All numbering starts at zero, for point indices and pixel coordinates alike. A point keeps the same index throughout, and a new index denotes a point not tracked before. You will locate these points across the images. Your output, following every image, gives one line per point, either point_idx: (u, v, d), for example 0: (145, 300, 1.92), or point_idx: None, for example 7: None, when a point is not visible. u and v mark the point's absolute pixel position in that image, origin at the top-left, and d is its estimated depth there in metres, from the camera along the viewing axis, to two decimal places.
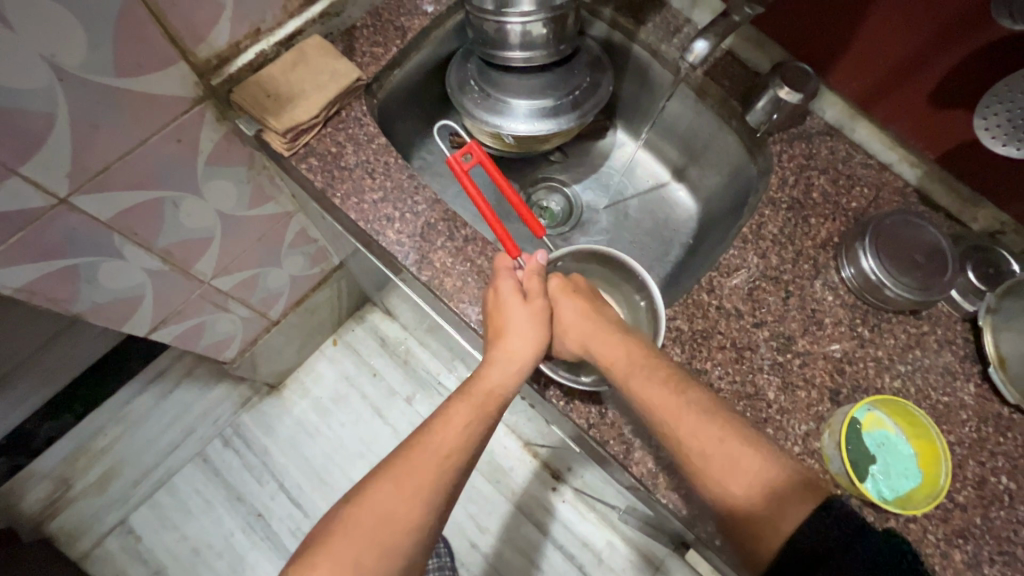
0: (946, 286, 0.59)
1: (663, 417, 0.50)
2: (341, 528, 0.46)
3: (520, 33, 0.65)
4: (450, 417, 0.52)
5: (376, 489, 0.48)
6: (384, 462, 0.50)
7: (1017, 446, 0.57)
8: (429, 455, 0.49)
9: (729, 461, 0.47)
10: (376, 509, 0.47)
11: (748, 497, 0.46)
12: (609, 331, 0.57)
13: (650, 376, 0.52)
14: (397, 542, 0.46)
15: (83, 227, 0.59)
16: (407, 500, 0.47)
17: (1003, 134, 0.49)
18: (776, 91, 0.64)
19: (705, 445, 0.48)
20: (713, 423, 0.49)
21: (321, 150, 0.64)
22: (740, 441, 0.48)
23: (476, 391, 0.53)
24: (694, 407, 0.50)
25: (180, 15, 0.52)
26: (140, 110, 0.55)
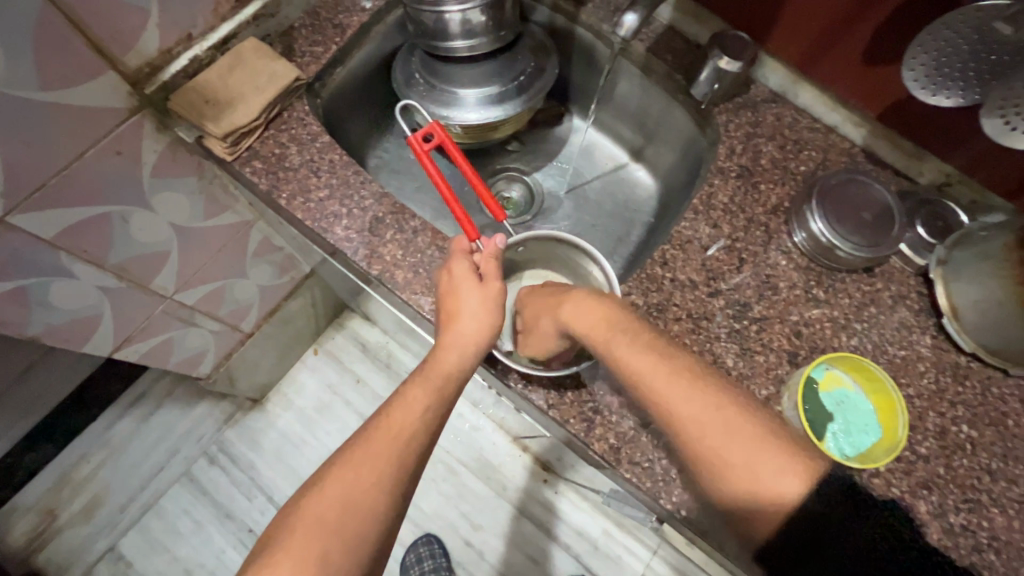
0: (894, 241, 0.59)
1: (660, 413, 0.49)
2: (304, 521, 0.45)
3: (460, 22, 0.64)
4: (407, 400, 0.51)
5: (337, 478, 0.47)
6: (344, 451, 0.49)
7: (975, 394, 0.57)
8: (389, 440, 0.49)
9: (727, 433, 0.47)
10: (339, 498, 0.46)
11: (744, 477, 0.46)
12: (611, 315, 0.54)
13: (652, 368, 0.50)
14: (362, 527, 0.46)
15: (28, 246, 0.58)
16: (371, 484, 0.47)
17: (929, 84, 0.50)
18: (716, 62, 0.64)
19: (702, 419, 0.48)
20: (721, 414, 0.48)
21: (265, 153, 0.63)
22: (747, 433, 0.47)
23: (435, 373, 0.53)
24: (703, 399, 0.49)
25: (104, 24, 0.51)
26: (72, 122, 0.54)
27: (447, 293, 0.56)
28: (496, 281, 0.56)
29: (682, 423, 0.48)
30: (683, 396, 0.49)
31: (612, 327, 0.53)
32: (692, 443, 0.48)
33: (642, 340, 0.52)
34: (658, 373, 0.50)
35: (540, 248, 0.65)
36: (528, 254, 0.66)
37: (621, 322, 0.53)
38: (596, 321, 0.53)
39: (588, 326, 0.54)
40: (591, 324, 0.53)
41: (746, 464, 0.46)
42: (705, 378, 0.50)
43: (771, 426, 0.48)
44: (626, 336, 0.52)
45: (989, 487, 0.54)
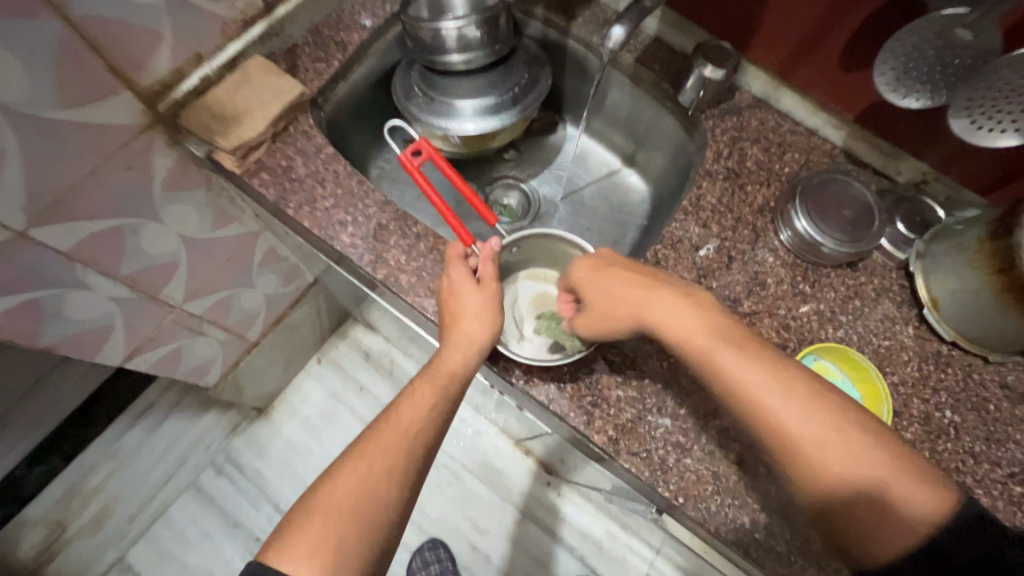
0: (875, 236, 0.62)
1: (778, 433, 0.46)
2: (319, 509, 0.47)
3: (456, 37, 0.68)
4: (415, 397, 0.54)
5: (350, 469, 0.49)
6: (356, 445, 0.51)
7: (957, 380, 0.60)
8: (398, 435, 0.51)
9: (855, 457, 0.44)
10: (352, 489, 0.48)
11: (875, 503, 0.44)
12: (711, 324, 0.51)
13: (762, 381, 0.47)
14: (374, 516, 0.48)
15: (45, 259, 0.60)
16: (383, 476, 0.49)
17: (900, 87, 0.52)
18: (700, 70, 0.67)
19: (827, 441, 0.45)
20: (844, 436, 0.45)
21: (272, 165, 0.66)
22: (875, 458, 0.45)
23: (440, 372, 0.55)
24: (820, 414, 0.46)
25: (118, 46, 0.54)
26: (89, 140, 0.56)
27: (447, 295, 0.58)
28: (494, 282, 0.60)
29: (801, 442, 0.45)
30: (798, 412, 0.46)
31: (713, 333, 0.50)
32: (812, 464, 0.45)
33: (749, 351, 0.49)
34: (768, 386, 0.47)
35: (537, 245, 0.67)
36: (525, 254, 0.68)
37: (722, 330, 0.51)
38: (695, 330, 0.51)
39: (692, 338, 0.51)
40: (689, 334, 0.51)
41: (875, 489, 0.44)
42: (821, 390, 0.47)
43: (898, 451, 0.45)
44: (733, 347, 0.49)
45: (974, 470, 0.56)
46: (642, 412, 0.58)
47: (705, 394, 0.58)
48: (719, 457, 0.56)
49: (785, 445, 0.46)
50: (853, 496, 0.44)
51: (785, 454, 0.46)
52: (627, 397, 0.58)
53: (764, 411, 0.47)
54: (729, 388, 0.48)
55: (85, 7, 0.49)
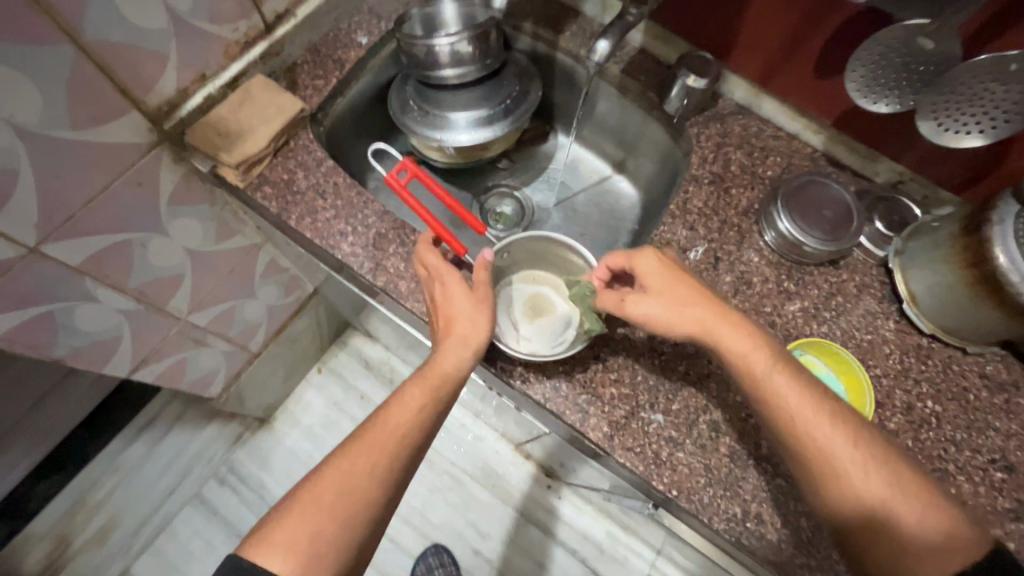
0: (854, 235, 0.64)
1: (821, 456, 0.49)
2: (301, 503, 0.49)
3: (449, 53, 0.71)
4: (404, 399, 0.56)
5: (335, 466, 0.51)
6: (345, 443, 0.53)
7: (937, 371, 0.62)
8: (386, 435, 0.53)
9: (893, 486, 0.47)
10: (335, 485, 0.50)
11: (910, 531, 0.46)
12: (765, 350, 0.53)
13: (806, 405, 0.51)
14: (354, 512, 0.50)
15: (56, 273, 0.62)
16: (366, 474, 0.51)
17: (869, 92, 0.56)
18: (683, 80, 0.70)
19: (867, 467, 0.48)
20: (883, 465, 0.48)
21: (274, 179, 0.68)
22: (913, 489, 0.47)
23: (433, 374, 0.57)
24: (860, 441, 0.49)
25: (127, 69, 0.56)
26: (99, 158, 0.59)
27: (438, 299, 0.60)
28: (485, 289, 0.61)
29: (837, 464, 0.48)
30: (838, 436, 0.49)
31: (767, 358, 0.53)
32: (844, 485, 0.48)
33: (799, 377, 0.52)
34: (810, 410, 0.50)
35: (527, 249, 0.69)
36: (517, 258, 0.71)
37: (775, 356, 0.53)
38: (751, 353, 0.53)
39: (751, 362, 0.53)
40: (743, 357, 0.53)
41: (913, 517, 0.46)
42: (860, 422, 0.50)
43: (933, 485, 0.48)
44: (783, 372, 0.52)
45: (956, 457, 0.59)
46: (636, 408, 0.60)
47: (695, 390, 0.61)
48: (710, 450, 0.59)
49: (827, 467, 0.49)
50: (881, 523, 0.46)
51: (819, 474, 0.49)
52: (620, 394, 0.60)
53: (806, 432, 0.50)
54: (774, 409, 0.51)
55: (97, 33, 0.52)
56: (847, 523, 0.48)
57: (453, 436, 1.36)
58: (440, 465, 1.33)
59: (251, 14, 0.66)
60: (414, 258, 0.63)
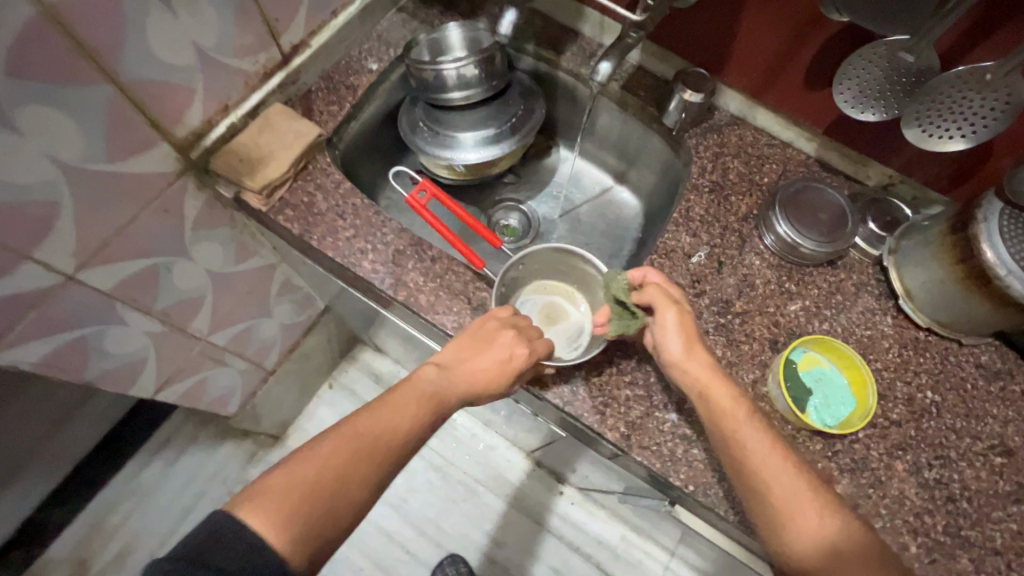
0: (849, 236, 0.68)
1: (778, 500, 0.49)
2: (295, 475, 0.47)
3: (456, 77, 0.75)
4: (402, 407, 0.55)
5: (338, 445, 0.50)
6: (352, 428, 0.51)
7: (935, 363, 0.65)
8: (390, 439, 0.52)
9: (839, 536, 0.48)
10: (332, 468, 0.48)
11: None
12: (738, 403, 0.55)
13: (775, 455, 0.51)
14: (340, 504, 0.48)
15: (89, 299, 0.65)
16: (362, 469, 0.50)
17: (857, 103, 0.59)
18: (681, 94, 0.73)
19: (818, 516, 0.48)
20: (834, 516, 0.49)
21: (295, 201, 0.71)
22: (858, 542, 0.48)
23: (441, 400, 0.57)
24: (817, 490, 0.50)
25: (158, 103, 0.60)
26: (131, 188, 0.62)
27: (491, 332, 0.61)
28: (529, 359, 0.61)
29: (799, 513, 0.49)
30: (804, 487, 0.50)
31: (739, 406, 0.54)
32: (802, 534, 0.48)
33: (769, 431, 0.53)
34: (779, 460, 0.51)
35: (542, 260, 0.72)
36: (535, 269, 0.73)
37: (746, 406, 0.55)
38: (728, 402, 0.54)
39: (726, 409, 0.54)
40: (719, 404, 0.54)
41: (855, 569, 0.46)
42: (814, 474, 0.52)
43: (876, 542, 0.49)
44: (755, 424, 0.53)
45: (957, 444, 0.61)
46: (650, 409, 0.63)
47: None
48: None
49: (784, 511, 0.49)
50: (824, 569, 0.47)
51: (781, 522, 0.49)
52: (634, 396, 0.63)
53: (775, 480, 0.50)
54: (745, 455, 0.51)
55: (132, 72, 0.55)
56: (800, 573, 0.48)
57: (464, 446, 1.38)
58: (452, 475, 1.35)
59: (270, 47, 0.70)
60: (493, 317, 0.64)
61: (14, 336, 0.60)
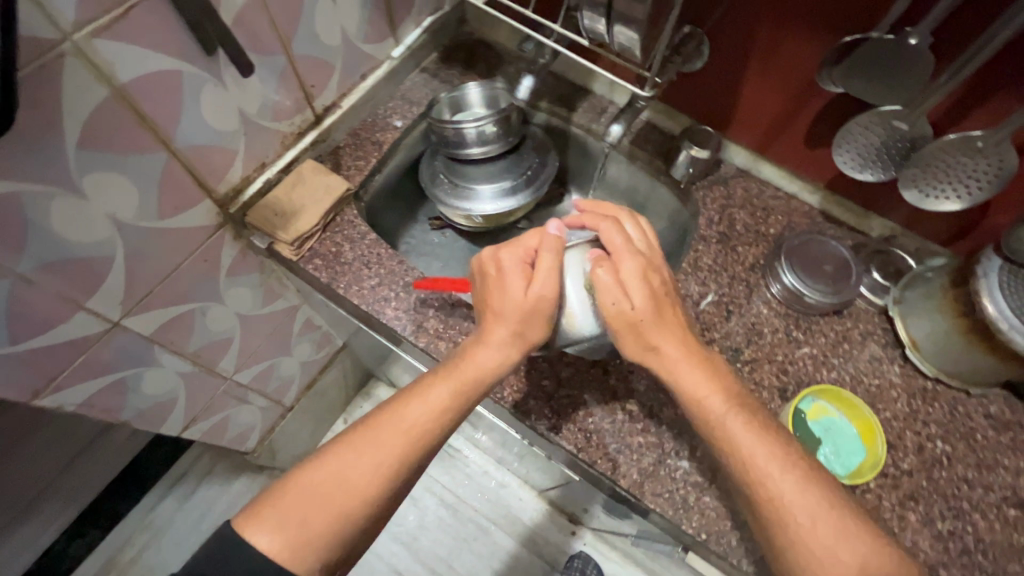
0: (853, 287, 0.70)
1: (763, 497, 0.51)
2: (301, 486, 0.51)
3: (475, 135, 0.80)
4: (427, 391, 0.55)
5: (342, 452, 0.52)
6: (358, 427, 0.54)
7: (944, 413, 0.66)
8: (399, 430, 0.53)
9: (838, 531, 0.48)
10: (332, 476, 0.51)
11: None
12: (723, 397, 0.54)
13: (764, 451, 0.51)
14: (350, 507, 0.50)
15: (131, 344, 0.69)
16: (370, 471, 0.51)
17: (857, 162, 0.63)
18: (688, 150, 0.77)
19: (812, 513, 0.49)
20: (829, 512, 0.49)
21: (323, 251, 0.76)
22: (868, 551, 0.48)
23: (464, 371, 0.56)
24: (809, 488, 0.50)
25: (204, 164, 0.65)
26: (176, 240, 0.66)
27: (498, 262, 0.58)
28: (550, 254, 0.57)
29: (788, 513, 0.49)
30: (787, 483, 0.50)
31: (722, 403, 0.54)
32: (788, 533, 0.49)
33: (758, 428, 0.53)
34: (768, 455, 0.51)
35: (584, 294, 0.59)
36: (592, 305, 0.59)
37: (729, 399, 0.54)
38: (707, 399, 0.54)
39: (705, 398, 0.54)
40: (699, 403, 0.54)
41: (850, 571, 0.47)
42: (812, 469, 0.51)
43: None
44: (740, 419, 0.53)
45: (969, 495, 0.62)
46: (662, 456, 0.64)
47: None
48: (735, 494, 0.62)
49: (776, 509, 0.50)
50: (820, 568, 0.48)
51: (766, 521, 0.50)
52: (647, 443, 0.65)
53: (760, 480, 0.51)
54: (729, 452, 0.52)
55: (184, 138, 0.60)
56: (783, 563, 0.50)
57: (476, 484, 1.38)
58: (464, 514, 1.35)
59: (305, 110, 0.76)
60: (479, 265, 0.61)
61: (61, 380, 0.64)
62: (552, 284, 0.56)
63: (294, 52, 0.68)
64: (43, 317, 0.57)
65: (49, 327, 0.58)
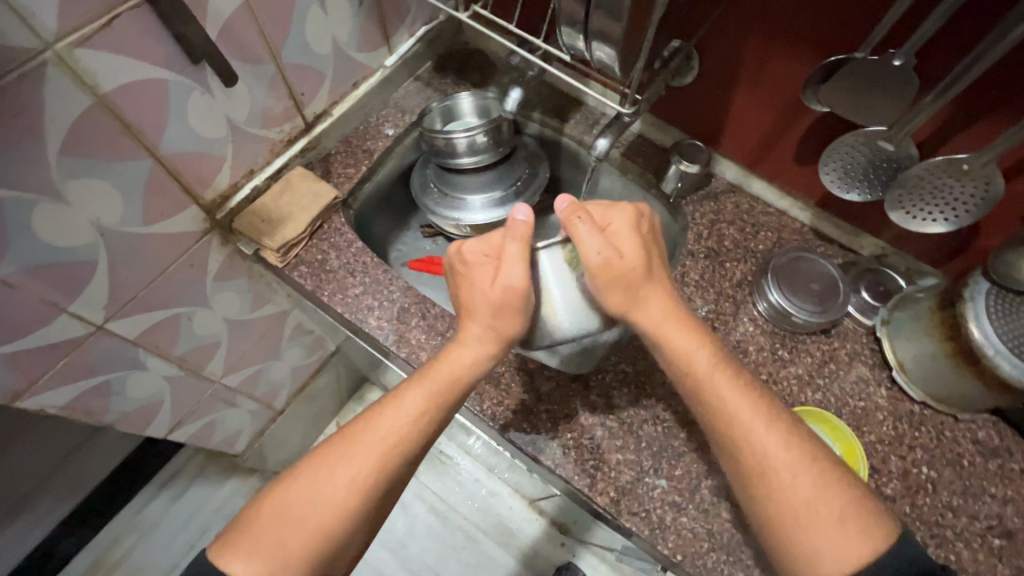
0: (841, 306, 0.69)
1: (744, 450, 0.50)
2: (276, 508, 0.50)
3: (466, 144, 0.79)
4: (402, 399, 0.54)
5: (316, 470, 0.51)
6: (332, 443, 0.53)
7: (931, 438, 0.65)
8: (374, 441, 0.52)
9: (821, 483, 0.48)
10: (307, 494, 0.50)
11: (818, 540, 0.47)
12: (709, 357, 0.53)
13: (747, 405, 0.51)
14: (327, 525, 0.49)
15: (116, 348, 0.69)
16: (346, 486, 0.50)
17: (841, 181, 0.63)
18: (678, 165, 0.76)
19: (794, 465, 0.49)
20: (812, 467, 0.49)
21: (309, 259, 0.76)
22: (848, 509, 0.47)
23: (440, 375, 0.55)
24: (791, 441, 0.50)
25: (191, 171, 0.65)
26: (161, 245, 0.67)
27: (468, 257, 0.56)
28: (517, 248, 0.54)
29: (770, 465, 0.49)
30: (773, 440, 0.50)
31: (709, 360, 0.53)
32: (772, 488, 0.49)
33: (742, 387, 0.52)
34: (751, 411, 0.51)
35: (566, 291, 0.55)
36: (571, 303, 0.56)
37: (716, 356, 0.54)
38: (695, 355, 0.53)
39: (692, 353, 0.53)
40: (688, 359, 0.53)
41: (830, 525, 0.47)
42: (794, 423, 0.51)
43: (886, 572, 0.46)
44: (726, 378, 0.52)
45: (953, 523, 0.61)
46: (640, 474, 0.63)
47: (698, 457, 0.64)
48: (713, 514, 0.62)
49: (758, 462, 0.49)
50: (800, 521, 0.47)
51: (748, 478, 0.50)
52: (625, 460, 0.64)
53: (746, 439, 0.50)
54: (716, 405, 0.52)
55: (170, 145, 0.60)
56: (766, 521, 0.49)
57: (466, 491, 1.36)
58: (454, 522, 1.34)
59: (294, 117, 0.76)
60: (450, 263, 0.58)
61: (44, 381, 0.64)
62: (523, 278, 0.53)
63: (283, 60, 0.68)
64: (25, 319, 0.57)
65: (31, 330, 0.59)
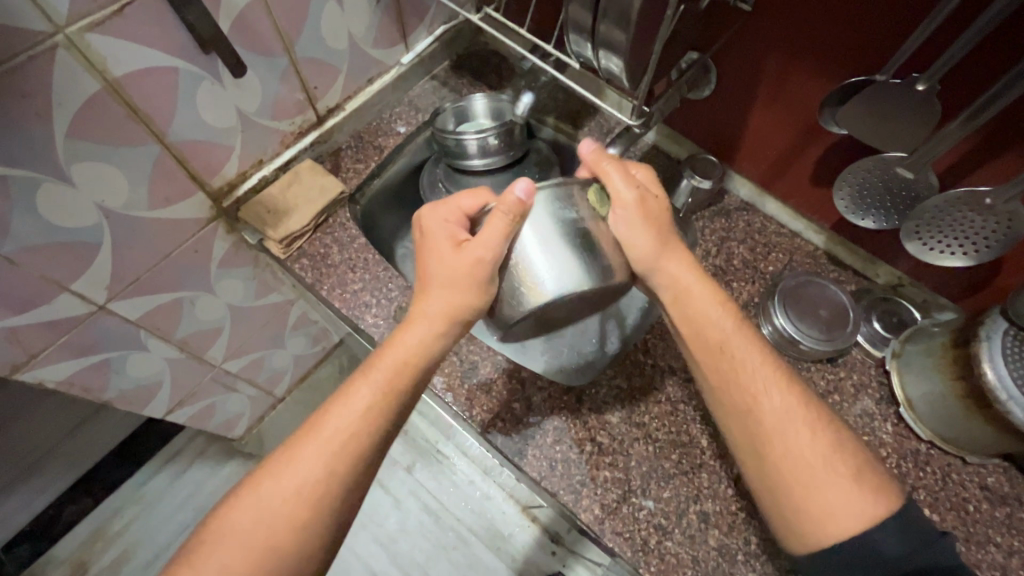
0: (849, 335, 0.67)
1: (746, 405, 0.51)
2: (220, 531, 0.48)
3: (477, 146, 0.78)
4: (353, 395, 0.51)
5: (264, 485, 0.49)
6: (279, 455, 0.50)
7: (935, 479, 0.62)
8: (325, 446, 0.49)
9: (819, 439, 0.49)
10: (256, 514, 0.48)
11: (818, 497, 0.47)
12: (728, 316, 0.54)
13: (752, 358, 0.52)
14: (277, 540, 0.47)
15: (117, 327, 0.70)
16: (295, 499, 0.48)
17: (855, 207, 0.61)
18: (690, 181, 0.73)
19: (792, 420, 0.49)
20: (811, 423, 0.50)
21: (312, 251, 0.76)
22: (845, 466, 0.48)
23: (391, 366, 0.52)
24: (791, 396, 0.51)
25: (199, 158, 0.66)
26: (166, 230, 0.67)
27: (427, 224, 0.55)
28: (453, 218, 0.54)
29: (770, 420, 0.50)
30: (774, 392, 0.50)
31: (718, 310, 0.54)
32: (785, 447, 0.49)
33: (760, 350, 0.53)
34: (755, 363, 0.52)
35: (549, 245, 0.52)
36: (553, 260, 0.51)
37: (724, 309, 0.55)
38: (703, 305, 0.54)
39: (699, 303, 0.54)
40: (697, 310, 0.54)
41: (829, 479, 0.47)
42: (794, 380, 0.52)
43: None
44: (744, 337, 0.53)
45: None
46: (627, 494, 0.62)
47: (687, 479, 0.62)
48: (699, 541, 0.60)
49: (759, 416, 0.50)
50: (799, 478, 0.48)
51: (760, 438, 0.50)
52: (613, 478, 0.63)
53: (747, 390, 0.51)
54: (721, 358, 0.52)
55: (178, 133, 0.61)
56: (763, 473, 0.49)
57: (461, 492, 1.28)
58: (447, 522, 1.32)
59: (307, 110, 0.76)
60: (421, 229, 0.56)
61: (43, 357, 0.66)
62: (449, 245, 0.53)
63: (297, 53, 0.68)
64: (26, 294, 0.59)
65: (33, 306, 0.60)
